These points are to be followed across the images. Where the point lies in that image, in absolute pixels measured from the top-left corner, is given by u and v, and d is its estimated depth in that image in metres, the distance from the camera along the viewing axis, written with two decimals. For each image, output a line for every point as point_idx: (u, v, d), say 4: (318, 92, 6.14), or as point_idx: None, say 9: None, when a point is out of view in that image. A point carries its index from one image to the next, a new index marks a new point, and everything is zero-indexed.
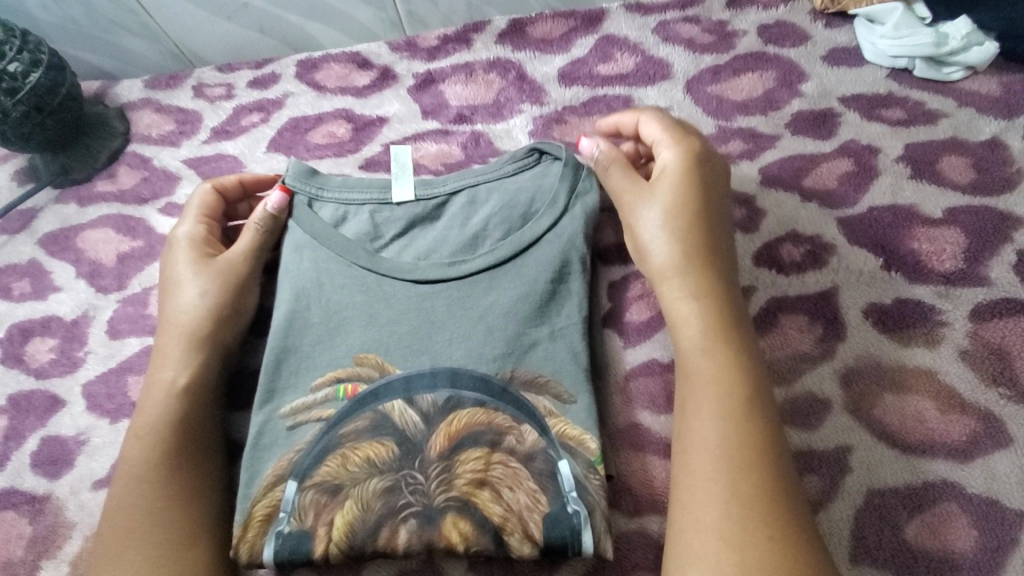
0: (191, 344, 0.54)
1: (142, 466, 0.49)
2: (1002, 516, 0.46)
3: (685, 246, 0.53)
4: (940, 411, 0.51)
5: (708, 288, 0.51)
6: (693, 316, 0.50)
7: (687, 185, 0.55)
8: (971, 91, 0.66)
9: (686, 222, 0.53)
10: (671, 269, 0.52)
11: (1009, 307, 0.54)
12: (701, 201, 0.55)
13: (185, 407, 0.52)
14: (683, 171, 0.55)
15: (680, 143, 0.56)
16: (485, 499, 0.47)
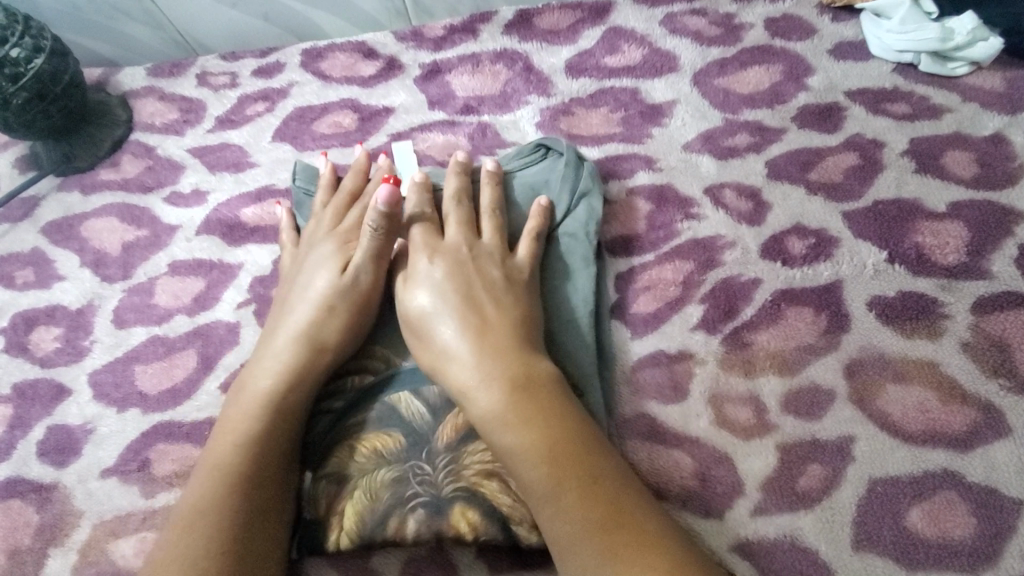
0: (308, 356, 0.51)
1: (225, 479, 0.45)
2: (1001, 504, 0.47)
3: (462, 325, 0.49)
4: (941, 402, 0.52)
5: (495, 362, 0.46)
6: (474, 380, 0.46)
7: (449, 269, 0.53)
8: (975, 86, 0.66)
9: (454, 306, 0.50)
10: (449, 363, 0.48)
11: (1011, 299, 0.55)
12: (462, 281, 0.52)
13: (276, 425, 0.48)
14: (445, 272, 0.52)
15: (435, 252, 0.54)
16: (494, 490, 0.47)
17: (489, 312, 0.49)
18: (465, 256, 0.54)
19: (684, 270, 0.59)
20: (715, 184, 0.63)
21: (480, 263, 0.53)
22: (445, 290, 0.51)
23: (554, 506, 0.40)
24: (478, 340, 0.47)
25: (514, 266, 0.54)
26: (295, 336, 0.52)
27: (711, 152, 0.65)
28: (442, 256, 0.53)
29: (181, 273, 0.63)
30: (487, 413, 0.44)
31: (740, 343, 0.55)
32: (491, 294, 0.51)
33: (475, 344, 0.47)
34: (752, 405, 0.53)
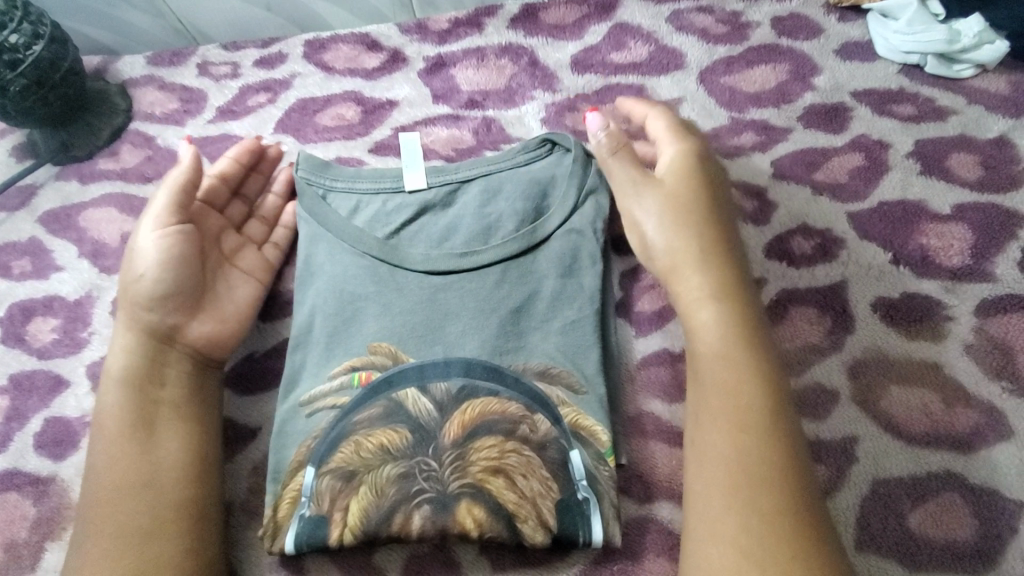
0: (139, 324, 0.53)
1: (98, 469, 0.47)
2: (1002, 505, 0.48)
3: (705, 247, 0.53)
4: (945, 403, 0.52)
5: (729, 291, 0.50)
6: (705, 315, 0.49)
7: (682, 181, 0.56)
8: (980, 89, 0.66)
9: (683, 222, 0.54)
10: (677, 269, 0.53)
11: (1014, 302, 0.55)
12: (705, 206, 0.55)
13: (118, 401, 0.50)
14: (679, 168, 0.57)
15: (682, 143, 0.58)
16: (499, 486, 0.48)
17: (734, 272, 0.52)
18: (711, 178, 0.57)
19: None
20: (721, 183, 0.63)
21: (718, 196, 0.56)
22: (672, 195, 0.56)
23: (736, 452, 0.43)
24: (716, 262, 0.52)
25: (708, 172, 0.57)
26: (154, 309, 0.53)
27: (716, 150, 0.65)
28: (680, 149, 0.58)
29: None
30: (695, 324, 0.50)
31: None
32: (735, 240, 0.54)
33: (700, 260, 0.52)
34: None
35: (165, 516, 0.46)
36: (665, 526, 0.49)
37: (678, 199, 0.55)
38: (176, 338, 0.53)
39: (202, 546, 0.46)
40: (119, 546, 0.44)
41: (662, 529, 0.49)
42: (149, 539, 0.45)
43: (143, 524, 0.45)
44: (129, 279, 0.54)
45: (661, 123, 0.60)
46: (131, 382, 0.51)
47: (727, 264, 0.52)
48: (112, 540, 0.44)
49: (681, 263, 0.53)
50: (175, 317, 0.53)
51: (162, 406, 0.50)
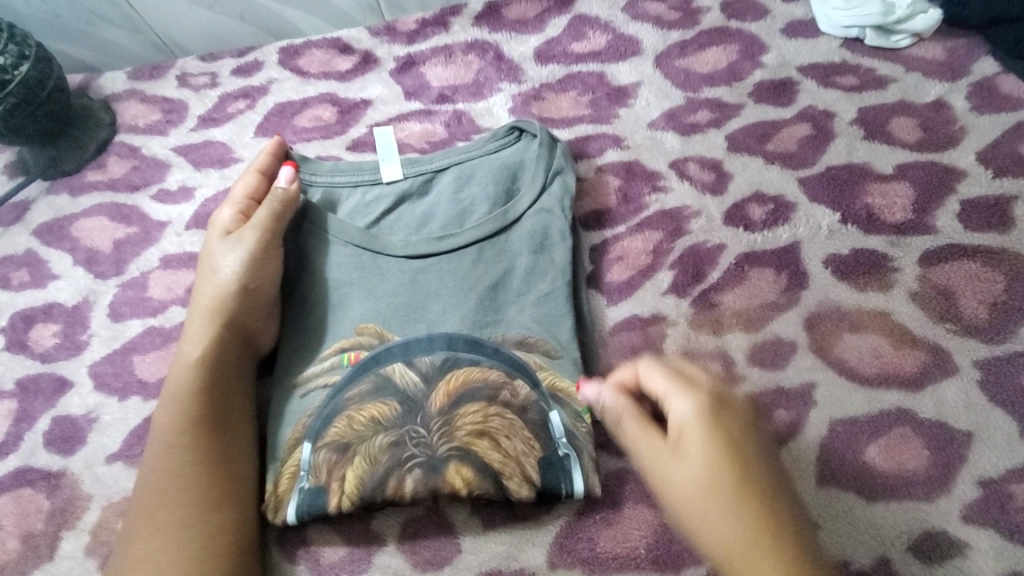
0: (219, 317, 0.55)
1: (167, 442, 0.50)
2: (951, 436, 0.51)
3: (732, 485, 0.42)
4: (895, 347, 0.56)
5: (758, 509, 0.41)
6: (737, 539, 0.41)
7: (714, 449, 0.43)
8: (917, 57, 0.71)
9: (730, 505, 0.42)
10: (701, 500, 0.43)
11: (954, 251, 0.59)
12: (739, 469, 0.43)
13: (193, 382, 0.52)
14: (703, 432, 0.44)
15: (694, 397, 0.46)
16: (485, 447, 0.51)
17: (774, 505, 0.42)
18: (735, 421, 0.45)
19: (654, 240, 0.63)
20: (679, 159, 0.67)
21: (733, 411, 0.46)
22: (715, 483, 0.42)
23: None
24: (743, 488, 0.42)
25: (731, 412, 0.45)
26: (225, 302, 0.56)
27: (674, 128, 0.69)
28: (696, 398, 0.46)
29: (173, 267, 0.65)
30: (736, 559, 0.40)
31: (708, 305, 0.59)
32: (756, 432, 0.46)
33: (730, 480, 0.42)
34: (721, 359, 0.57)
35: (227, 492, 0.49)
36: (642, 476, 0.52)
37: (707, 463, 0.43)
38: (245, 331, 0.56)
39: (246, 523, 0.49)
40: (187, 514, 0.47)
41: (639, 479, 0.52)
42: (213, 510, 0.48)
43: (209, 497, 0.48)
44: (216, 284, 0.57)
45: (661, 375, 0.48)
46: (210, 368, 0.53)
47: (748, 473, 0.43)
48: (182, 509, 0.47)
49: (706, 493, 0.43)
50: (256, 320, 0.57)
51: (237, 395, 0.54)
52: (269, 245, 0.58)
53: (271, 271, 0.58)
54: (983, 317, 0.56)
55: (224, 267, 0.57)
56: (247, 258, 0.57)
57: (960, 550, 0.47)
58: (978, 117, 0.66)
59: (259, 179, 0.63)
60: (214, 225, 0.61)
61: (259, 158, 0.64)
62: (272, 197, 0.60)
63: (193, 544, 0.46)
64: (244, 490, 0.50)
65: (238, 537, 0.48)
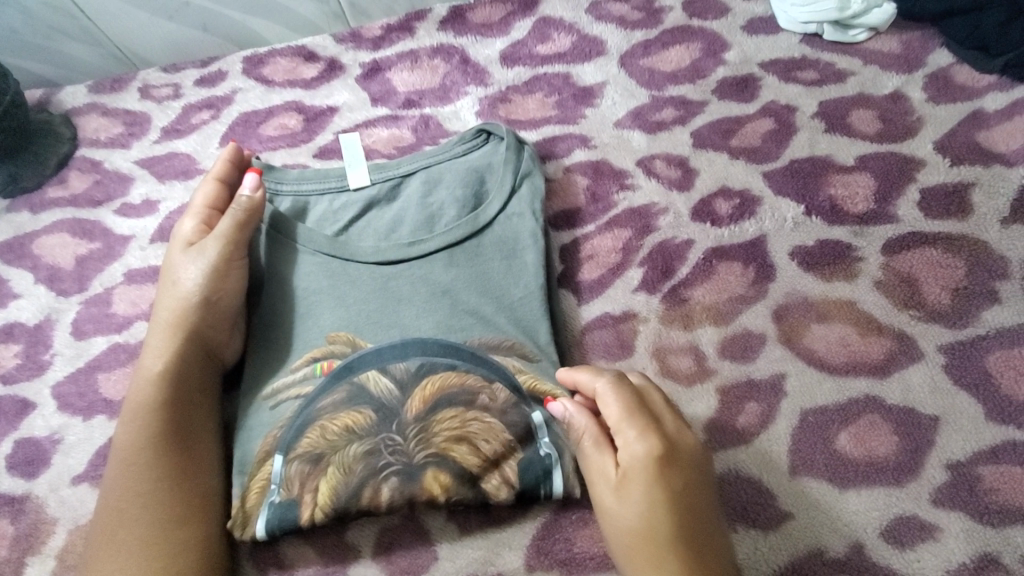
0: (181, 329, 0.55)
1: (128, 460, 0.49)
2: (918, 421, 0.52)
3: (667, 534, 0.44)
4: (861, 335, 0.57)
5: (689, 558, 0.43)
6: None
7: (658, 493, 0.44)
8: (874, 50, 0.72)
9: (661, 552, 0.43)
10: (633, 544, 0.44)
11: (915, 239, 0.60)
12: (679, 516, 0.44)
13: (153, 398, 0.51)
14: (648, 475, 0.45)
15: (645, 437, 0.46)
16: (462, 453, 0.51)
17: (708, 552, 0.43)
18: (684, 469, 0.45)
19: (623, 238, 0.63)
20: (646, 157, 0.67)
21: (681, 460, 0.46)
22: (652, 528, 0.44)
23: None
24: (679, 536, 0.43)
25: (681, 452, 0.46)
26: (184, 315, 0.55)
27: (640, 127, 0.70)
28: (647, 437, 0.46)
29: (138, 282, 0.64)
30: None
31: (678, 300, 0.60)
32: (706, 476, 0.46)
33: (663, 530, 0.44)
34: (692, 354, 0.57)
35: (194, 509, 0.49)
36: None
37: (646, 512, 0.44)
38: (206, 344, 0.56)
39: (214, 540, 0.49)
40: (150, 534, 0.47)
41: None
42: (180, 528, 0.47)
43: (173, 516, 0.48)
44: (175, 297, 0.56)
45: (616, 409, 0.47)
46: (169, 382, 0.52)
47: (684, 520, 0.44)
48: (145, 527, 0.47)
49: (641, 540, 0.44)
50: (219, 332, 0.56)
51: (202, 409, 0.53)
52: (232, 256, 0.57)
53: (233, 282, 0.57)
54: (946, 303, 0.57)
55: (185, 278, 0.56)
56: (209, 269, 0.56)
57: (930, 533, 0.48)
58: (935, 107, 0.67)
59: (216, 186, 0.62)
60: (175, 236, 0.60)
61: (216, 166, 0.63)
62: (236, 206, 0.59)
63: (158, 564, 0.46)
64: (210, 506, 0.50)
65: (204, 555, 0.48)
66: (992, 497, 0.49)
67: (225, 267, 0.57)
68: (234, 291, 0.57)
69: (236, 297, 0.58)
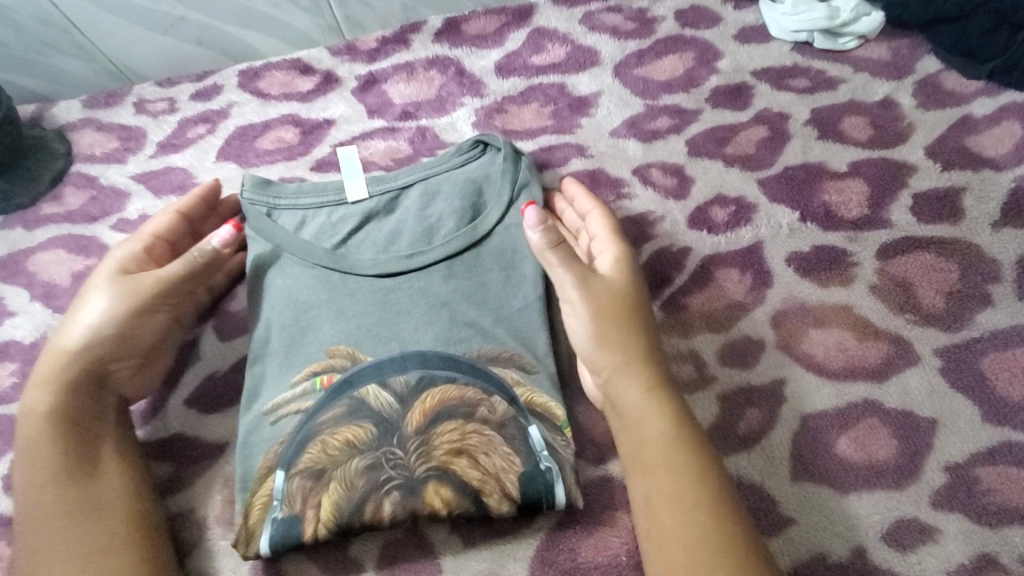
0: (74, 361, 0.54)
1: (33, 499, 0.49)
2: (917, 424, 0.53)
3: (628, 304, 0.55)
4: (858, 339, 0.57)
5: (636, 319, 0.54)
6: (616, 333, 0.53)
7: (623, 284, 0.56)
8: (864, 58, 0.73)
9: (622, 316, 0.54)
10: (600, 307, 0.54)
11: (908, 244, 0.61)
12: (638, 300, 0.55)
13: (48, 435, 0.51)
14: (618, 267, 0.57)
15: (619, 243, 0.59)
16: (463, 466, 0.51)
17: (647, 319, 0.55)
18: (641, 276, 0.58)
19: None
20: (642, 165, 0.68)
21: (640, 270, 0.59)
22: (615, 296, 0.55)
23: (654, 470, 0.47)
24: (631, 305, 0.55)
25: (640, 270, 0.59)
26: (79, 348, 0.54)
27: (635, 136, 0.70)
28: (620, 245, 0.59)
29: None
30: (616, 359, 0.52)
31: (677, 308, 0.60)
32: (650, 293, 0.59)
33: (622, 298, 0.55)
34: (693, 361, 0.57)
35: (118, 536, 0.48)
36: (619, 483, 0.53)
37: (613, 287, 0.55)
38: (103, 371, 0.55)
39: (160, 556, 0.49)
40: (78, 567, 0.47)
41: (617, 486, 0.53)
42: (108, 556, 0.47)
43: (97, 545, 0.48)
44: (74, 327, 0.55)
45: (602, 221, 0.60)
46: (60, 417, 0.52)
47: (634, 302, 0.55)
48: (75, 560, 0.47)
49: (610, 303, 0.54)
50: (121, 360, 0.56)
51: (104, 441, 0.53)
52: (134, 282, 0.56)
53: (150, 309, 0.57)
54: (941, 306, 0.58)
55: (86, 307, 0.56)
56: (107, 298, 0.56)
57: (930, 535, 0.48)
58: (924, 113, 0.68)
59: (172, 217, 0.62)
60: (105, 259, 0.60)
61: (183, 201, 0.63)
62: (195, 253, 0.58)
63: None
64: (135, 533, 0.49)
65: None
66: (990, 497, 0.49)
67: (133, 298, 0.56)
68: (146, 319, 0.57)
69: (146, 325, 0.57)
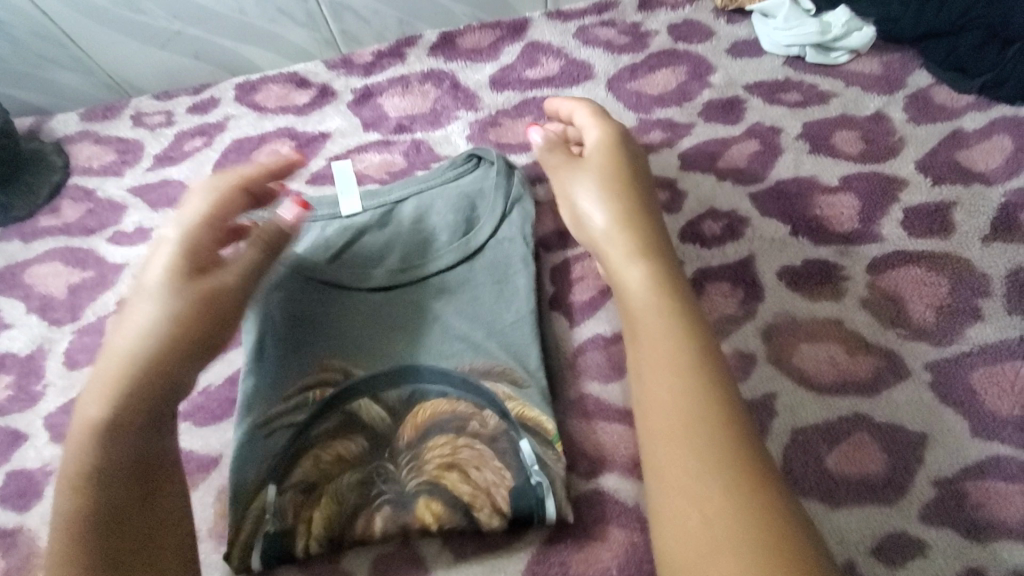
0: (145, 370, 0.46)
1: (95, 528, 0.42)
2: (906, 438, 0.53)
3: (616, 180, 0.56)
4: (849, 354, 0.57)
5: (628, 193, 0.55)
6: (609, 210, 0.54)
7: (606, 154, 0.58)
8: (855, 72, 0.74)
9: (614, 192, 0.55)
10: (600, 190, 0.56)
11: (899, 258, 0.61)
12: (627, 175, 0.57)
13: (118, 455, 0.44)
14: (605, 145, 0.59)
15: (604, 125, 0.61)
16: (454, 480, 0.51)
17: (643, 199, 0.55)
18: (631, 150, 0.59)
19: None
20: None
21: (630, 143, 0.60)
22: (604, 171, 0.57)
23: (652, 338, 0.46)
24: (624, 184, 0.56)
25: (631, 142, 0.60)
26: (146, 351, 0.47)
27: None
28: (604, 127, 0.61)
29: None
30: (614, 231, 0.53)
31: None
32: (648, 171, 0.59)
33: (614, 177, 0.56)
34: None
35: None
36: (610, 496, 0.53)
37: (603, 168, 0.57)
38: (171, 379, 0.48)
39: None
40: None
41: (607, 499, 0.53)
42: None
43: None
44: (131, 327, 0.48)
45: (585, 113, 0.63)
46: (133, 435, 0.45)
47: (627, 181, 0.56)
48: None
49: (606, 184, 0.56)
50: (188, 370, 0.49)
51: (164, 451, 0.47)
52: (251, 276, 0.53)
53: (233, 300, 0.52)
54: (931, 321, 0.58)
55: (148, 302, 0.48)
56: (193, 295, 0.49)
57: (919, 549, 0.49)
58: (915, 128, 0.69)
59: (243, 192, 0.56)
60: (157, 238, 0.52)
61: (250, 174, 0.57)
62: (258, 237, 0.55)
63: None
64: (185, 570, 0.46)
65: None
66: (978, 511, 0.50)
67: (233, 290, 0.51)
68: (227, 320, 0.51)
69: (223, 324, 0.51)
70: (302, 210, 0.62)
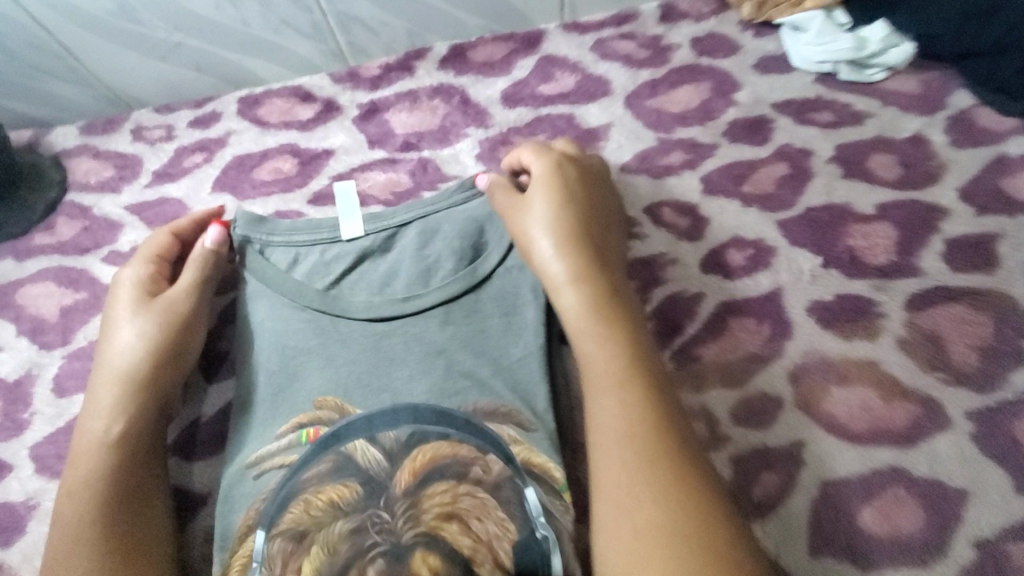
0: (132, 386, 0.53)
1: (81, 534, 0.46)
2: (946, 494, 0.48)
3: (569, 220, 0.55)
4: (885, 400, 0.53)
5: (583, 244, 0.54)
6: (566, 258, 0.53)
7: (557, 186, 0.57)
8: (892, 90, 0.69)
9: (570, 234, 0.54)
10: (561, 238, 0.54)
11: (940, 294, 0.57)
12: (578, 209, 0.56)
13: (110, 463, 0.50)
14: (550, 178, 0.58)
15: (548, 156, 0.60)
16: (455, 532, 0.44)
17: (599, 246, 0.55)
18: (578, 180, 0.59)
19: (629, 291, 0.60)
20: (653, 204, 0.65)
21: (580, 176, 0.59)
22: (556, 205, 0.56)
23: (610, 405, 0.46)
24: (579, 232, 0.55)
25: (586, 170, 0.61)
26: (124, 374, 0.54)
27: (646, 172, 0.67)
28: (551, 161, 0.59)
29: None
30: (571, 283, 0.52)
31: (689, 359, 0.56)
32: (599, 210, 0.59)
33: (568, 219, 0.55)
34: (704, 419, 0.53)
35: None
36: None
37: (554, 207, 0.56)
38: (157, 396, 0.54)
39: None
40: None
41: None
42: None
43: None
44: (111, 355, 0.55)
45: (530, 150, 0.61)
46: (123, 444, 0.51)
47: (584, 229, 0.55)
48: None
49: (564, 228, 0.54)
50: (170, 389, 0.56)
51: (156, 475, 0.52)
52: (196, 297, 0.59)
53: (194, 315, 0.59)
54: (974, 365, 0.53)
55: (123, 333, 0.56)
56: (154, 321, 0.56)
57: None
58: (957, 151, 0.64)
59: (163, 235, 0.62)
60: (112, 283, 0.60)
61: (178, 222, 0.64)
62: (197, 258, 0.61)
63: None
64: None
65: None
66: None
67: (185, 309, 0.58)
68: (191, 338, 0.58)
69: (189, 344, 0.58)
70: (221, 230, 0.62)
